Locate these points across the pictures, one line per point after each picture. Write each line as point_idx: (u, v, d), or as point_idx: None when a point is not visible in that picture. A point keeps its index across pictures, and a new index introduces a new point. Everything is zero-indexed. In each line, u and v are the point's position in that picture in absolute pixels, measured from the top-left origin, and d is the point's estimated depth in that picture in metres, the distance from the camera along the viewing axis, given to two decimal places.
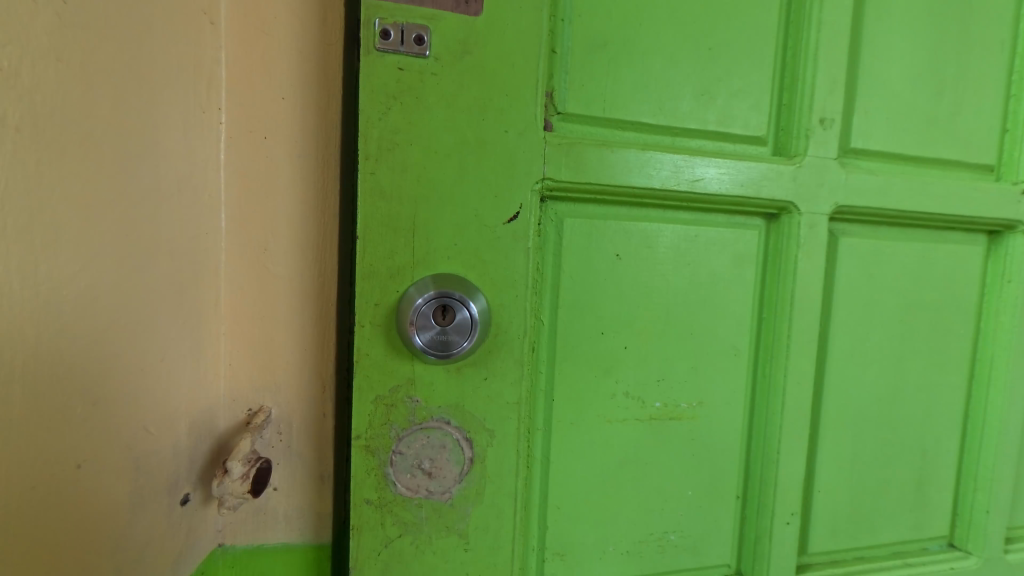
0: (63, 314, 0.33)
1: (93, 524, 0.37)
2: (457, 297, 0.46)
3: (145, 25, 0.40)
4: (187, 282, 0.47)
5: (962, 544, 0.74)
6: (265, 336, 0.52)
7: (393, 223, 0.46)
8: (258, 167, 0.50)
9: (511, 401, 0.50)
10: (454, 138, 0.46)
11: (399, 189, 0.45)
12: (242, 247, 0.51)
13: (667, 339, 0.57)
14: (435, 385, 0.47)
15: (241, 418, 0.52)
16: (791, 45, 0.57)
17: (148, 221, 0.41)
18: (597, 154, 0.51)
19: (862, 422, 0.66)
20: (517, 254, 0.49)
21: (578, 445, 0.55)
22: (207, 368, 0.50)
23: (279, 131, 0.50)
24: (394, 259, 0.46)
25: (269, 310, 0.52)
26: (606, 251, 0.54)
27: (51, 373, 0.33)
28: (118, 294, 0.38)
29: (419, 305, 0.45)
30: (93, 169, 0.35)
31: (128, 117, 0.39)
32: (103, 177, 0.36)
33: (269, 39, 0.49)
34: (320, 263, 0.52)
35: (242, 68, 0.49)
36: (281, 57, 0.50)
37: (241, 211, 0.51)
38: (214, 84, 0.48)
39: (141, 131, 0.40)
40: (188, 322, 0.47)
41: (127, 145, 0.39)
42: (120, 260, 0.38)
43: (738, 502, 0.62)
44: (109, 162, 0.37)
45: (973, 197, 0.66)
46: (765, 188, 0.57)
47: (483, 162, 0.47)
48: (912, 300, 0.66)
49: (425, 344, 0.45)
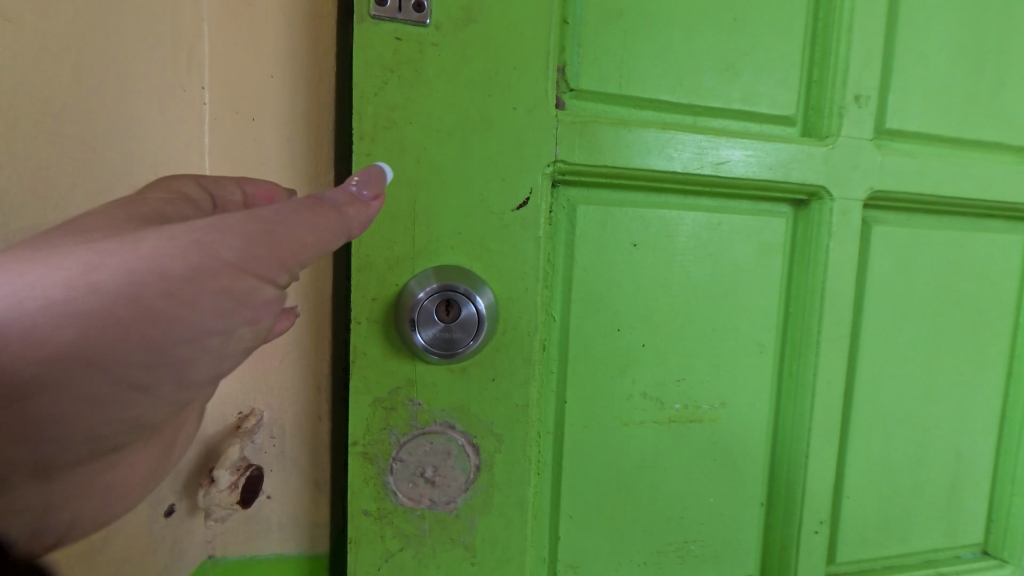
0: None
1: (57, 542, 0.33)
2: (461, 291, 0.42)
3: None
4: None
5: (996, 552, 0.70)
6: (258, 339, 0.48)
7: (392, 209, 0.41)
8: (246, 150, 0.46)
9: (520, 403, 0.46)
10: (457, 117, 0.42)
11: (397, 171, 0.41)
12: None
13: (688, 336, 0.53)
14: (438, 387, 0.43)
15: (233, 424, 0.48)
16: (822, 15, 0.53)
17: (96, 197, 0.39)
18: (613, 133, 0.47)
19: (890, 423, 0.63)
20: (527, 243, 0.45)
21: (593, 450, 0.51)
22: None
23: (268, 111, 0.46)
24: (392, 248, 0.42)
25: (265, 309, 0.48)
26: (622, 240, 0.50)
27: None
28: None
29: (420, 299, 0.41)
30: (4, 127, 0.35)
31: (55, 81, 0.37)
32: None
33: (254, 11, 0.45)
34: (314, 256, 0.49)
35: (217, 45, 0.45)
36: (267, 31, 0.46)
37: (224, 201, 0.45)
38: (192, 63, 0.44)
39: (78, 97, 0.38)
40: None
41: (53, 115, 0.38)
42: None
43: (762, 509, 0.58)
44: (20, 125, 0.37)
45: (1017, 182, 0.61)
46: (795, 171, 0.52)
47: (489, 141, 0.43)
48: (948, 292, 0.62)
49: (427, 342, 0.41)
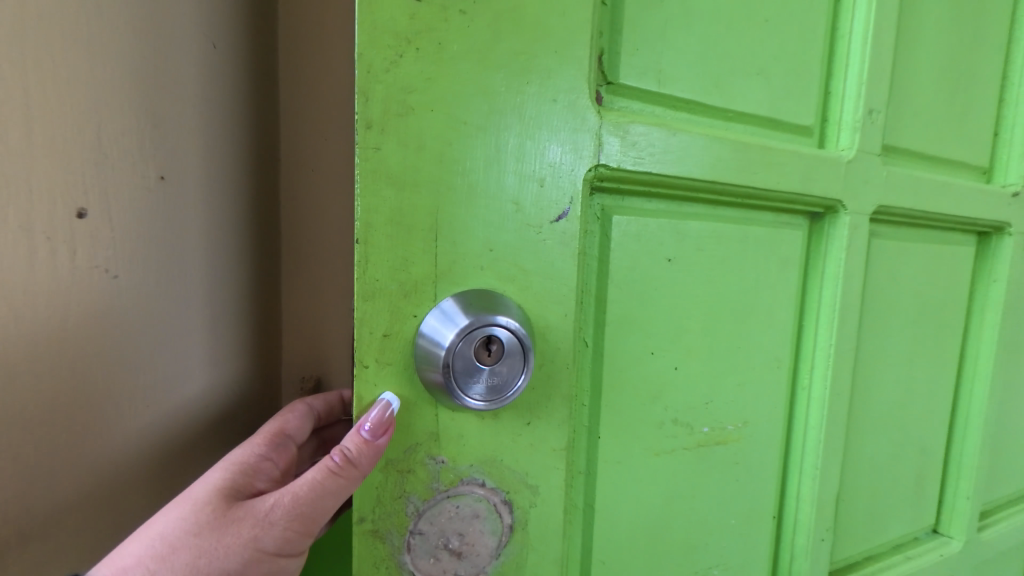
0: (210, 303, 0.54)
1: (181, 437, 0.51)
2: (479, 321, 0.32)
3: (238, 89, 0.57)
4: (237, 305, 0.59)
5: (946, 530, 0.77)
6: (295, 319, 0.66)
7: (407, 218, 0.32)
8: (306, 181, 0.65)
9: (558, 448, 0.39)
10: (487, 106, 0.34)
11: (414, 171, 0.32)
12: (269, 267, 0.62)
13: (715, 355, 0.50)
14: (465, 439, 0.35)
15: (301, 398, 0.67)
16: (838, 26, 0.52)
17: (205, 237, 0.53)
18: (654, 136, 0.42)
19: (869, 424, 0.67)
20: (568, 261, 0.38)
21: (624, 485, 0.46)
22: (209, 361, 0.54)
23: (315, 156, 0.65)
24: (408, 270, 0.33)
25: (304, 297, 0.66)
26: (658, 254, 0.45)
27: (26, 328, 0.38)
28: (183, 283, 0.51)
29: (441, 357, 0.31)
30: (132, 151, 0.44)
31: (172, 132, 0.48)
32: (155, 167, 0.46)
33: (308, 81, 0.64)
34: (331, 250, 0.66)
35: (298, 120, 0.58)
36: (316, 96, 0.64)
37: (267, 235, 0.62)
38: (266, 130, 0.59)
39: (226, 167, 0.55)
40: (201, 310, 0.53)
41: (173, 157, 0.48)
42: (136, 242, 0.45)
43: (775, 522, 0.58)
44: (154, 151, 0.46)
45: (975, 199, 0.67)
46: (816, 183, 0.51)
47: (525, 139, 0.35)
48: (922, 300, 0.66)
49: (478, 400, 0.32)
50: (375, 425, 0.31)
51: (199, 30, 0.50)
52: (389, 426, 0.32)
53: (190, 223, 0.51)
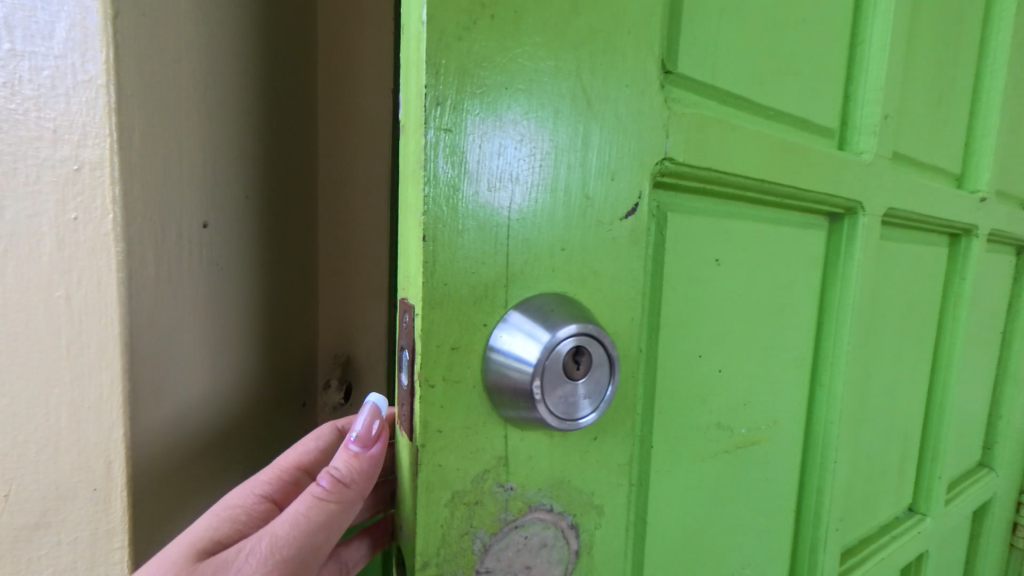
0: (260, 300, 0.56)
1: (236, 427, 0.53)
2: (547, 345, 0.27)
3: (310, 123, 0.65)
4: (299, 312, 0.65)
5: (921, 507, 0.84)
6: (337, 324, 0.70)
7: (478, 213, 0.28)
8: (337, 184, 0.68)
9: (622, 462, 0.36)
10: (565, 87, 0.30)
11: (486, 158, 0.28)
12: (327, 278, 0.69)
13: (751, 355, 0.50)
14: (535, 461, 0.32)
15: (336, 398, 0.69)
16: (859, 31, 0.53)
17: (279, 250, 0.60)
18: (715, 129, 0.40)
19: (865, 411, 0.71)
20: (636, 262, 0.35)
21: (672, 495, 0.44)
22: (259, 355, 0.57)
23: (346, 159, 0.67)
24: (479, 272, 0.28)
25: (342, 303, 0.69)
26: (708, 255, 0.44)
27: (178, 324, 0.44)
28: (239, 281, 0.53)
29: (531, 399, 0.27)
30: (210, 166, 0.48)
31: (243, 150, 0.52)
32: (246, 191, 0.53)
33: (336, 87, 0.66)
34: (356, 250, 0.68)
35: (355, 151, 0.66)
36: (344, 101, 0.66)
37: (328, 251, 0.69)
38: (335, 160, 0.67)
39: (270, 170, 0.57)
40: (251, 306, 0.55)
41: (262, 182, 0.56)
42: (238, 254, 0.52)
43: (795, 517, 0.59)
44: (212, 153, 0.48)
45: (953, 203, 0.72)
46: (841, 185, 0.52)
47: (599, 127, 0.32)
48: (910, 296, 0.70)
49: (586, 411, 0.29)
50: (371, 425, 0.38)
51: (245, 34, 0.51)
52: (374, 435, 0.38)
53: (249, 232, 0.54)
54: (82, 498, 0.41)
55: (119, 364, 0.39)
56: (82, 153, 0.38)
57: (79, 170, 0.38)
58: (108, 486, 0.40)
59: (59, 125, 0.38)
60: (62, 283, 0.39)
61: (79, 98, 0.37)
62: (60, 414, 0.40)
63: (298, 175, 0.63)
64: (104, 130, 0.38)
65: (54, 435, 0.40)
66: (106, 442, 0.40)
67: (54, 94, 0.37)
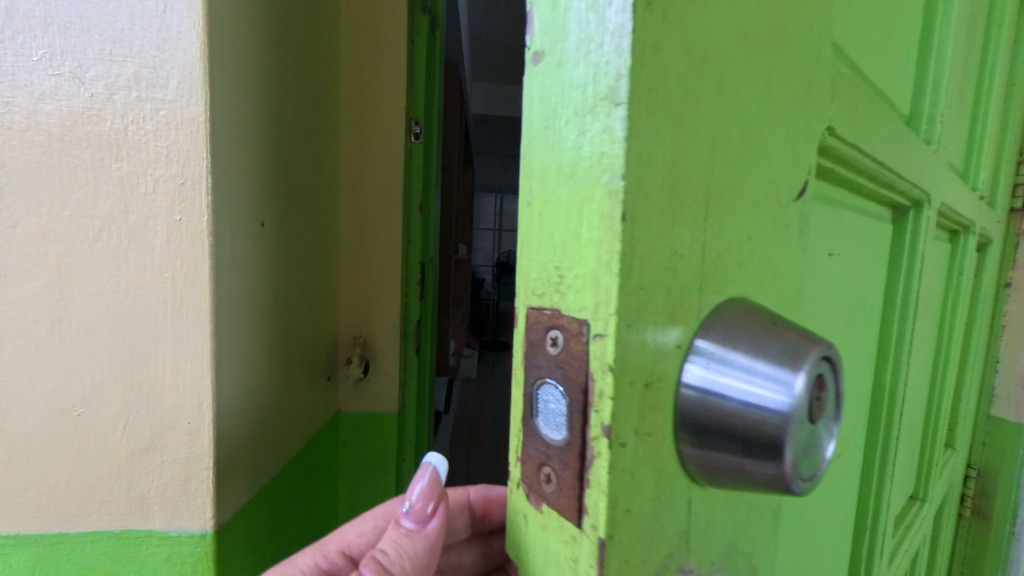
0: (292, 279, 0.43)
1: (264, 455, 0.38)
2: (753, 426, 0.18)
3: (332, 90, 0.52)
4: (327, 312, 0.53)
5: (948, 518, 0.81)
6: (360, 311, 0.57)
7: (679, 175, 0.18)
8: (362, 136, 0.55)
9: (776, 512, 0.28)
10: (771, 23, 0.22)
11: (689, 93, 0.18)
12: (353, 264, 0.56)
13: (849, 362, 0.44)
14: (712, 526, 0.23)
15: (358, 374, 0.55)
16: (936, 14, 0.50)
17: (319, 244, 0.49)
18: (859, 95, 0.33)
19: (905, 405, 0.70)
20: (801, 254, 0.27)
21: (804, 545, 0.36)
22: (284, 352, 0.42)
23: (372, 107, 0.55)
24: (675, 267, 0.19)
25: (367, 288, 0.56)
26: (828, 246, 0.37)
27: (245, 342, 0.34)
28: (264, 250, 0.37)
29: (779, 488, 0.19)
30: (229, 76, 0.31)
31: (273, 72, 0.38)
32: (289, 185, 0.42)
33: (361, 19, 0.54)
34: (382, 220, 0.56)
35: (385, 120, 0.55)
36: (366, 40, 0.54)
37: (349, 236, 0.56)
38: (358, 130, 0.55)
39: (299, 107, 0.43)
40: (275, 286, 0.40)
41: (307, 169, 0.46)
42: (288, 248, 0.42)
43: (877, 544, 0.52)
44: (234, 61, 0.32)
45: (981, 207, 0.72)
46: (917, 174, 0.49)
47: (788, 73, 0.24)
48: (944, 299, 0.69)
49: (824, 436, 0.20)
50: (426, 490, 0.28)
51: None
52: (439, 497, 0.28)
53: (281, 190, 0.40)
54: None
55: (200, 412, 0.30)
56: (159, 144, 0.29)
57: (161, 170, 0.29)
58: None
59: (124, 113, 0.28)
60: (119, 318, 0.29)
61: (155, 78, 0.28)
62: (117, 493, 0.30)
63: (324, 120, 0.50)
64: (192, 110, 0.29)
65: (105, 520, 0.30)
66: (185, 517, 0.30)
67: (116, 73, 0.28)
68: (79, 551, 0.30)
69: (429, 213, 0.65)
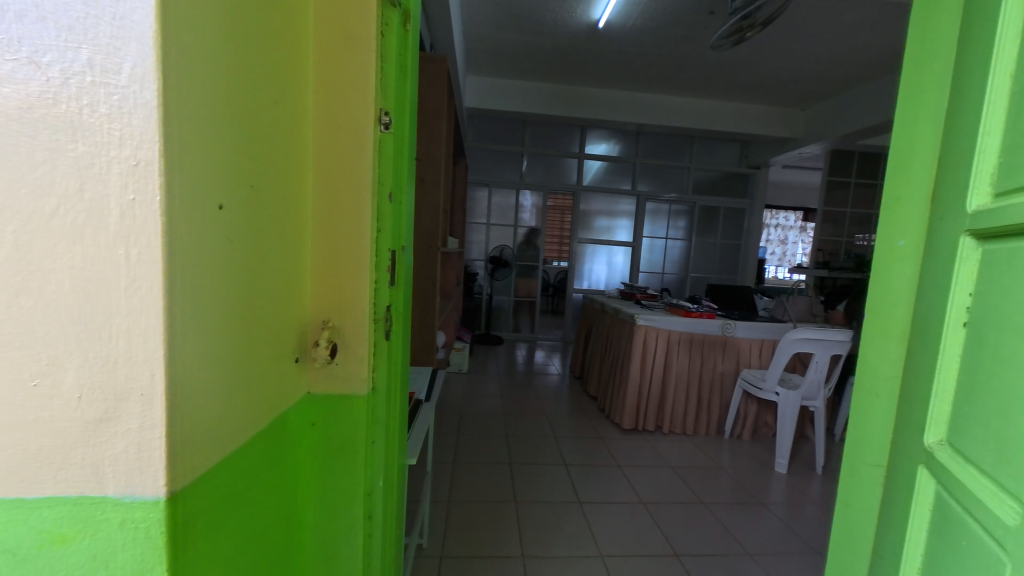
0: (256, 265, 0.44)
1: (223, 434, 0.39)
2: None
3: (301, 83, 0.54)
4: (293, 296, 0.54)
5: None
6: (330, 296, 0.58)
7: None
8: (333, 128, 0.57)
9: None
10: None
11: None
12: (320, 249, 0.58)
13: None
14: None
15: (325, 357, 0.56)
16: None
17: (284, 228, 0.50)
18: None
19: (873, 396, 0.73)
20: None
21: None
22: (249, 335, 0.44)
23: (341, 100, 0.56)
24: None
25: (337, 272, 0.58)
26: None
27: (200, 317, 0.35)
28: (224, 235, 0.38)
29: None
30: (184, 64, 0.33)
31: (235, 62, 0.39)
32: (248, 175, 0.42)
33: (331, 13, 0.55)
34: (351, 210, 0.57)
35: (353, 110, 0.56)
36: (336, 32, 0.56)
37: (318, 220, 0.57)
38: (327, 121, 0.57)
39: (262, 98, 0.45)
40: (238, 271, 0.41)
41: (269, 154, 0.46)
42: (248, 230, 0.42)
43: None
44: (189, 52, 0.33)
45: None
46: None
47: None
48: None
49: None
50: None
51: None
52: None
53: (243, 177, 0.41)
54: (104, 564, 0.33)
55: (152, 383, 0.32)
56: (111, 127, 0.30)
57: (115, 153, 0.30)
58: (141, 541, 0.32)
59: (79, 98, 0.30)
60: (75, 293, 0.31)
61: (109, 66, 0.30)
62: (72, 461, 0.32)
63: (292, 112, 0.52)
64: (146, 95, 0.30)
65: (60, 487, 0.32)
66: (138, 483, 0.32)
67: (71, 58, 0.30)
68: (36, 515, 0.32)
69: (402, 204, 0.66)
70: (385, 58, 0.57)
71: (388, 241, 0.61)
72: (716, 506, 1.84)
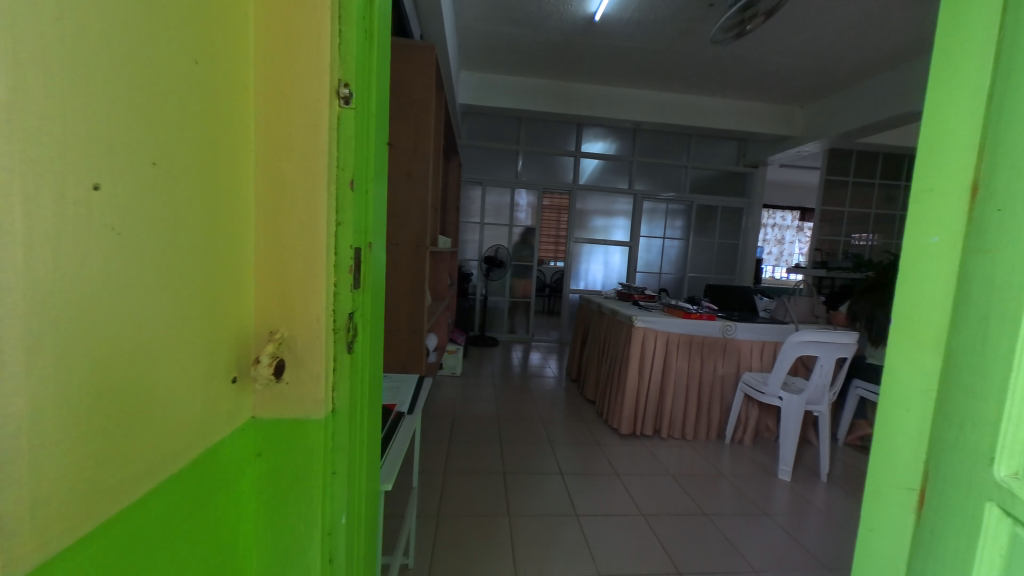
0: (158, 265, 0.36)
1: (83, 483, 0.30)
2: None
3: (238, 47, 0.45)
4: (227, 302, 0.45)
5: None
6: (278, 301, 0.49)
7: None
8: (280, 103, 0.48)
9: None
10: None
11: None
12: (265, 246, 0.49)
13: None
14: None
15: (270, 374, 0.47)
16: None
17: (208, 220, 0.42)
18: None
19: (904, 413, 0.64)
20: None
21: None
22: (145, 352, 0.35)
23: (290, 69, 0.47)
24: None
25: (286, 273, 0.49)
26: None
27: (45, 319, 0.28)
28: (81, 224, 0.29)
29: None
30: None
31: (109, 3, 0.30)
32: (149, 151, 0.34)
33: None
34: (302, 200, 0.48)
35: (302, 82, 0.47)
36: None
37: (263, 212, 0.48)
38: (273, 94, 0.48)
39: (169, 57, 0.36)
40: (120, 271, 0.32)
41: (185, 127, 0.38)
42: (147, 218, 0.34)
43: None
44: None
45: None
46: None
47: None
48: None
49: None
50: None
51: None
52: None
53: (128, 153, 0.33)
54: None
55: None
56: None
57: None
58: None
59: None
60: None
61: None
62: None
63: (224, 81, 0.43)
64: None
65: None
66: None
67: None
68: None
69: (369, 195, 0.57)
70: (343, 20, 0.48)
71: (349, 235, 0.52)
72: (719, 517, 1.76)
